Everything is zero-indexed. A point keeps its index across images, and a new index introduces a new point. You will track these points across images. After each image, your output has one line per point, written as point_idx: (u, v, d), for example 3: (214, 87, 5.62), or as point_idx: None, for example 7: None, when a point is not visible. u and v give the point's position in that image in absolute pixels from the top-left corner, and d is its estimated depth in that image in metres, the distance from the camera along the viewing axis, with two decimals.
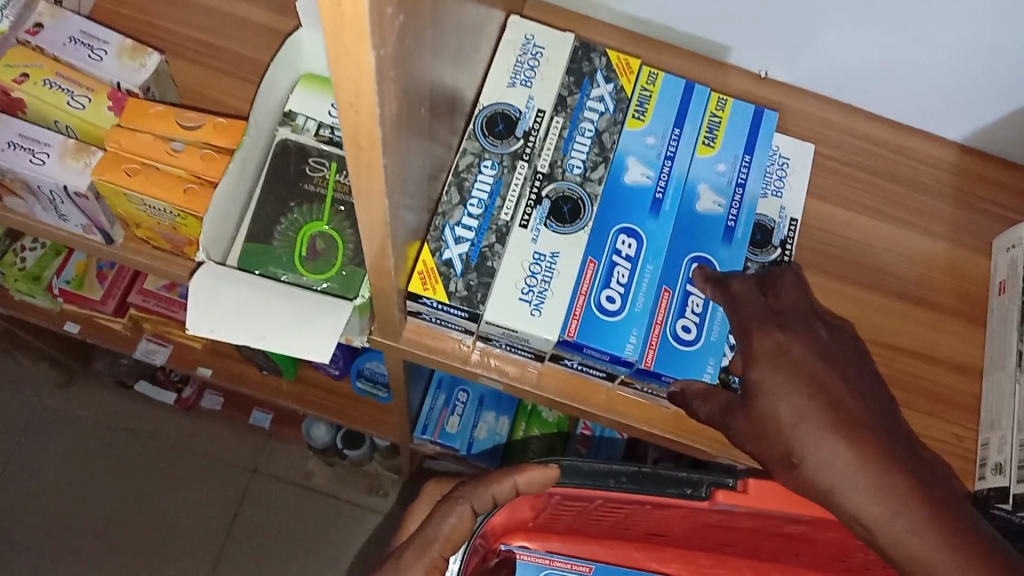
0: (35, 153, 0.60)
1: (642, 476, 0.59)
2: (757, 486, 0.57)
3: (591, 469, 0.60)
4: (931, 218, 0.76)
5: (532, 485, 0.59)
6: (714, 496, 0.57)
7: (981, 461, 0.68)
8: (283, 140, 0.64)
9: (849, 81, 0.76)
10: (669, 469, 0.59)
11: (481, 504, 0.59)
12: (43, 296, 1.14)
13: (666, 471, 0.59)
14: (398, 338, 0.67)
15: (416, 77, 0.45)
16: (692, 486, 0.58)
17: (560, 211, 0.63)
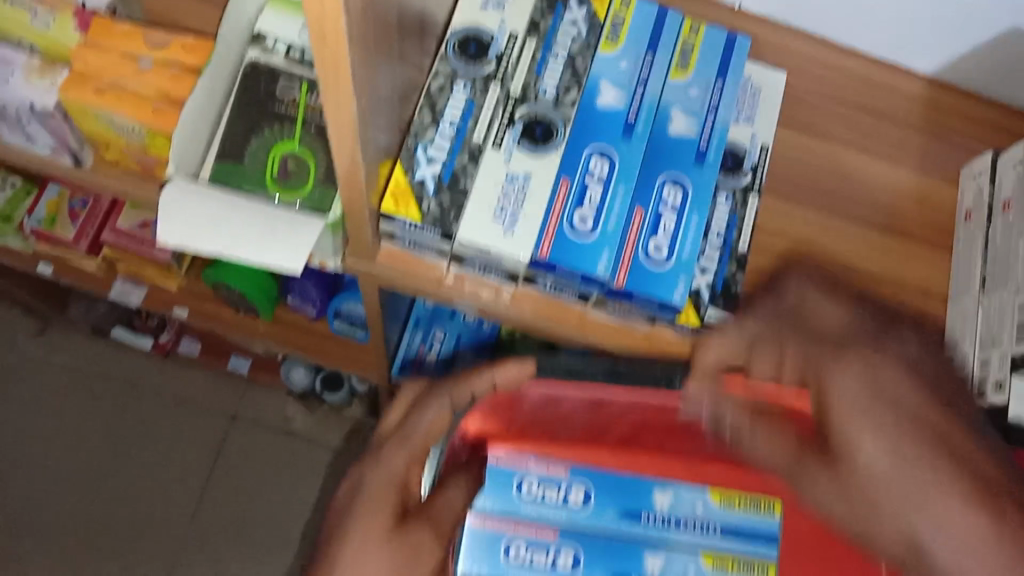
0: (0, 73, 0.59)
1: (616, 371, 0.62)
2: (733, 381, 0.59)
3: (565, 367, 0.63)
4: (901, 148, 0.77)
5: (509, 381, 0.63)
6: (683, 388, 0.60)
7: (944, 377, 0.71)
8: (253, 62, 0.63)
9: (821, 13, 0.75)
10: (642, 365, 0.62)
11: (463, 398, 0.65)
12: (15, 236, 1.15)
13: (639, 367, 0.62)
14: (373, 262, 0.68)
15: None
16: (665, 379, 0.61)
17: (533, 133, 0.63)
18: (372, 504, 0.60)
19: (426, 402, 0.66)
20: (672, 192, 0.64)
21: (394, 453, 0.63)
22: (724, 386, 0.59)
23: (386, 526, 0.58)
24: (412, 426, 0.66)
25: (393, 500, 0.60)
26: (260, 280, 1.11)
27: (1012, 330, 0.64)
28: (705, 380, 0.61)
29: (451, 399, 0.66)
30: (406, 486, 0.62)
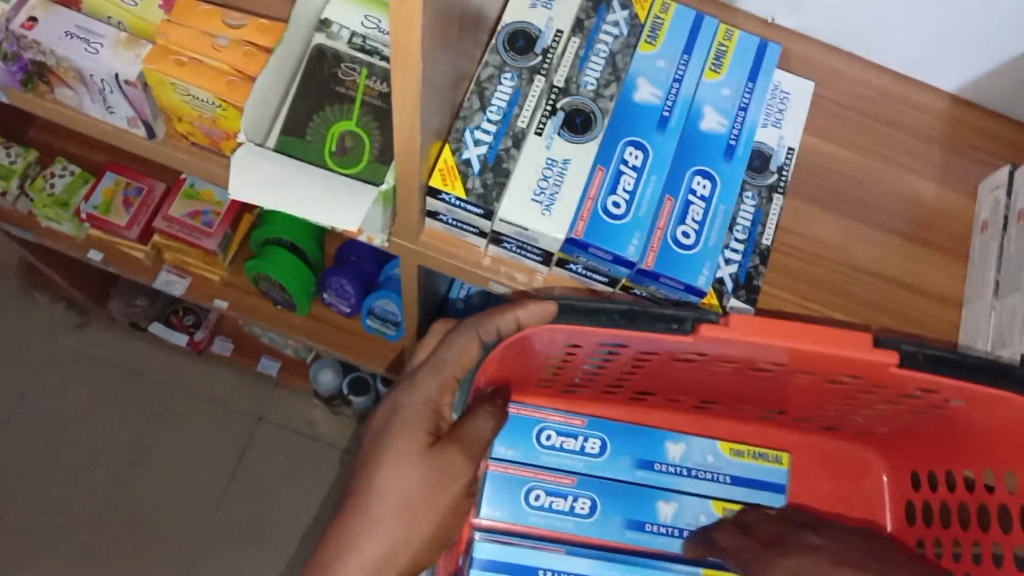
0: (90, 44, 0.65)
1: (633, 313, 0.64)
2: (739, 320, 0.62)
3: (586, 308, 0.64)
4: (922, 161, 0.80)
5: (532, 318, 0.65)
6: (698, 330, 0.63)
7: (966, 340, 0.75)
8: (319, 47, 0.68)
9: (850, 29, 0.80)
10: (658, 306, 0.64)
11: (488, 335, 0.67)
12: (69, 222, 1.19)
13: (654, 308, 0.64)
14: (416, 241, 0.72)
15: None
16: (678, 322, 0.63)
17: (573, 122, 0.67)
18: (407, 428, 0.64)
19: (454, 336, 0.67)
20: (702, 183, 0.68)
21: (426, 380, 0.66)
22: (737, 325, 0.63)
23: (420, 448, 0.63)
24: (442, 356, 0.67)
25: (426, 424, 0.64)
26: (297, 273, 1.14)
27: (1021, 334, 0.67)
28: (715, 320, 0.63)
29: (477, 335, 0.67)
30: (436, 411, 0.66)
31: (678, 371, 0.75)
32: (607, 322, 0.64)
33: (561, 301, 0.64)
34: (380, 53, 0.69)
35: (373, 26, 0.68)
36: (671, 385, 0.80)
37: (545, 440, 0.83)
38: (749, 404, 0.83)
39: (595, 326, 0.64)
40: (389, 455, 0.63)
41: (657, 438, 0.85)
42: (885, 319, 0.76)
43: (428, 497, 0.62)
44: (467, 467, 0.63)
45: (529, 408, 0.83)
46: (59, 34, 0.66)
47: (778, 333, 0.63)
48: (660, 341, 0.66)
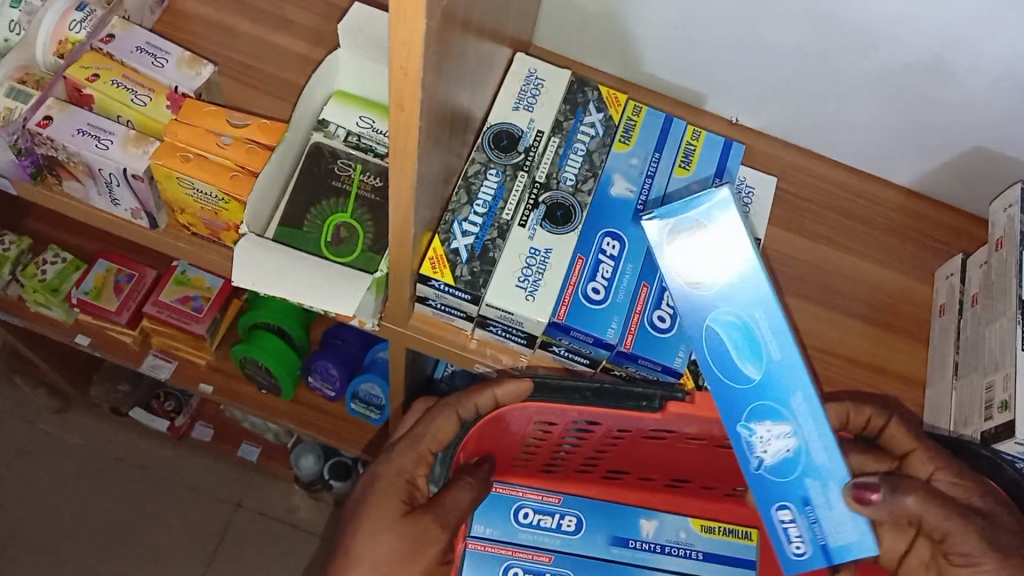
0: (101, 140, 0.69)
1: (604, 390, 0.69)
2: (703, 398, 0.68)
3: (560, 385, 0.70)
4: (882, 250, 0.86)
5: (509, 395, 0.71)
6: (666, 407, 0.69)
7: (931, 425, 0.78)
8: (317, 144, 0.73)
9: (810, 128, 0.86)
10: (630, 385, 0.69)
11: (467, 412, 0.72)
12: (59, 307, 1.21)
13: (624, 386, 0.69)
14: (406, 325, 0.76)
15: (446, 71, 0.54)
16: (647, 400, 0.69)
17: (554, 215, 0.72)
18: (381, 498, 0.67)
19: (435, 412, 0.71)
20: None
21: (401, 453, 0.70)
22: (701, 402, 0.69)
23: (394, 516, 0.66)
24: (420, 431, 0.70)
25: (400, 494, 0.68)
26: (284, 356, 1.17)
27: (979, 413, 0.70)
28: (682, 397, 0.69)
29: (455, 410, 0.71)
30: (410, 483, 0.69)
31: (649, 451, 0.79)
32: (580, 400, 0.70)
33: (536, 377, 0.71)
34: (374, 150, 0.74)
35: (367, 126, 0.74)
36: (645, 464, 0.83)
37: (523, 518, 0.83)
38: (720, 483, 0.84)
39: (568, 403, 0.70)
40: (364, 525, 0.66)
41: (631, 517, 0.85)
42: (854, 399, 0.80)
43: (399, 565, 0.65)
44: (439, 535, 0.66)
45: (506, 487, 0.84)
46: (72, 131, 0.69)
47: None
48: (629, 420, 0.71)
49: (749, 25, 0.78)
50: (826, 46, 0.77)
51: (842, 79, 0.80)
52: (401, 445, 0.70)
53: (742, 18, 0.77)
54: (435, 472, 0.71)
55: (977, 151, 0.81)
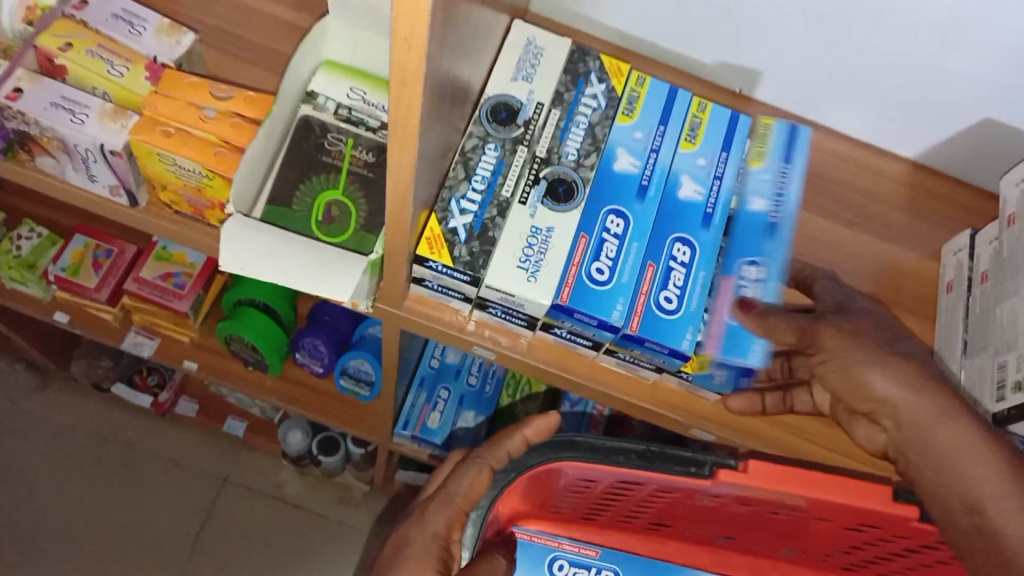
0: (75, 114, 0.65)
1: (650, 454, 0.70)
2: (755, 466, 0.68)
3: (602, 447, 0.70)
4: (886, 225, 0.84)
5: (539, 433, 0.77)
6: (716, 474, 0.68)
7: None
8: (306, 117, 0.70)
9: (815, 99, 0.83)
10: (675, 449, 0.70)
11: (499, 462, 0.76)
12: (35, 284, 1.17)
13: (672, 451, 0.70)
14: (400, 307, 0.72)
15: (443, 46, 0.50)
16: (696, 465, 0.69)
17: (556, 191, 0.69)
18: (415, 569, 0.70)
19: (464, 470, 0.76)
20: (681, 249, 0.69)
21: (435, 516, 0.74)
22: (754, 472, 0.68)
23: None
24: (452, 489, 0.75)
25: (433, 561, 0.71)
26: (271, 334, 1.13)
27: (991, 392, 0.69)
28: (734, 465, 0.68)
29: (488, 466, 0.76)
30: (444, 547, 0.73)
31: (693, 509, 0.81)
32: (625, 462, 0.70)
33: (577, 438, 0.71)
34: (365, 123, 0.70)
35: (359, 98, 0.70)
36: (686, 522, 0.86)
37: (557, 570, 0.91)
38: (763, 540, 0.88)
39: (612, 464, 0.70)
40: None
41: (673, 574, 0.92)
42: None
43: None
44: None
45: (545, 538, 0.91)
46: (43, 105, 0.65)
47: (800, 479, 0.68)
48: (676, 482, 0.71)
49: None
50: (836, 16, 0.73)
51: (848, 50, 0.76)
52: (436, 507, 0.74)
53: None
54: (467, 535, 0.75)
55: (986, 124, 0.79)
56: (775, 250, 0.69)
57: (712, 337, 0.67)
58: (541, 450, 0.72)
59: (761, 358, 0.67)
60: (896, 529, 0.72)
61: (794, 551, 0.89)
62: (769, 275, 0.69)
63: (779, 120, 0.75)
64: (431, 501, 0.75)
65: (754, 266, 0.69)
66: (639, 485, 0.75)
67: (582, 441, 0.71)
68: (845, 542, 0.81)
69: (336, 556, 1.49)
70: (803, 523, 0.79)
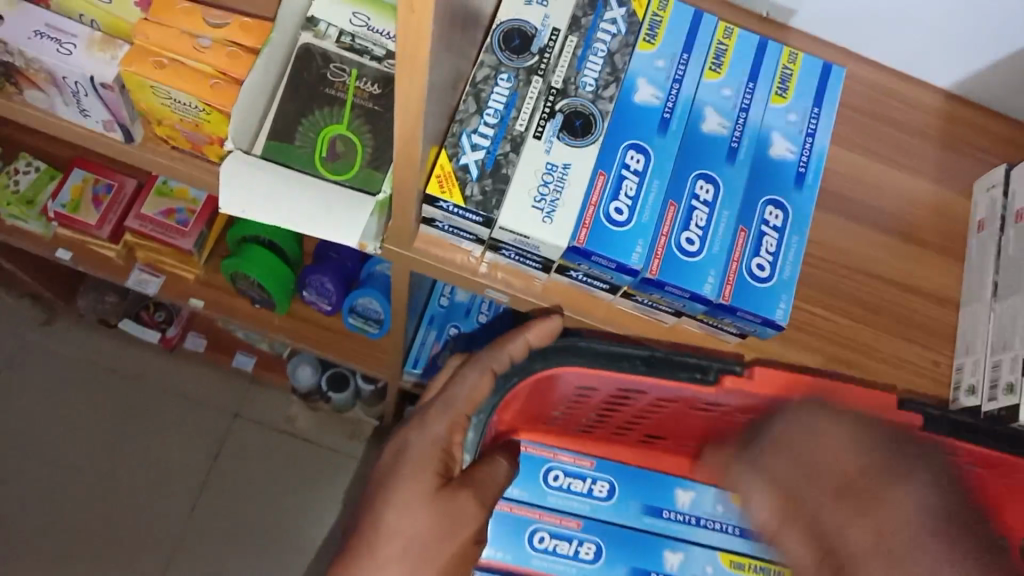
0: (62, 43, 0.61)
1: (656, 359, 0.70)
2: (762, 373, 0.69)
3: (607, 352, 0.70)
4: (919, 159, 0.78)
5: (541, 336, 0.71)
6: (722, 380, 0.70)
7: (956, 375, 0.72)
8: (306, 46, 0.65)
9: (847, 25, 0.77)
10: (682, 355, 0.70)
11: (500, 365, 0.74)
12: (36, 220, 1.15)
13: (677, 356, 0.70)
14: (409, 249, 0.69)
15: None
16: (703, 371, 0.70)
17: (572, 125, 0.65)
18: (416, 470, 0.69)
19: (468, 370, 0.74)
20: (705, 187, 0.66)
21: (435, 418, 0.73)
22: (759, 378, 0.69)
23: (427, 491, 0.69)
24: (454, 394, 0.74)
25: (434, 465, 0.70)
26: (277, 272, 1.11)
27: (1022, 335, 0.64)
28: (740, 372, 0.70)
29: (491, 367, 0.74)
30: (446, 449, 0.72)
31: (688, 423, 0.82)
32: (629, 367, 0.70)
33: (581, 342, 0.71)
34: (369, 53, 0.66)
35: (362, 23, 0.65)
36: (685, 433, 0.85)
37: (552, 480, 0.90)
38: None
39: (618, 370, 0.70)
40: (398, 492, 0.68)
41: (667, 486, 0.91)
42: (878, 316, 0.74)
43: (430, 544, 0.67)
44: (475, 512, 0.69)
45: (543, 449, 0.91)
46: (28, 33, 0.61)
47: (798, 387, 0.69)
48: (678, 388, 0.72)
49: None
50: None
51: None
52: (436, 410, 0.73)
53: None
54: (468, 438, 0.74)
55: None
56: (801, 201, 0.67)
57: (727, 285, 0.63)
58: (545, 354, 0.72)
59: (785, 315, 0.64)
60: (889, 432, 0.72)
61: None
62: (792, 225, 0.67)
63: (807, 59, 0.71)
64: (430, 407, 0.74)
65: (774, 210, 0.67)
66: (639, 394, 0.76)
67: (587, 344, 0.71)
68: None
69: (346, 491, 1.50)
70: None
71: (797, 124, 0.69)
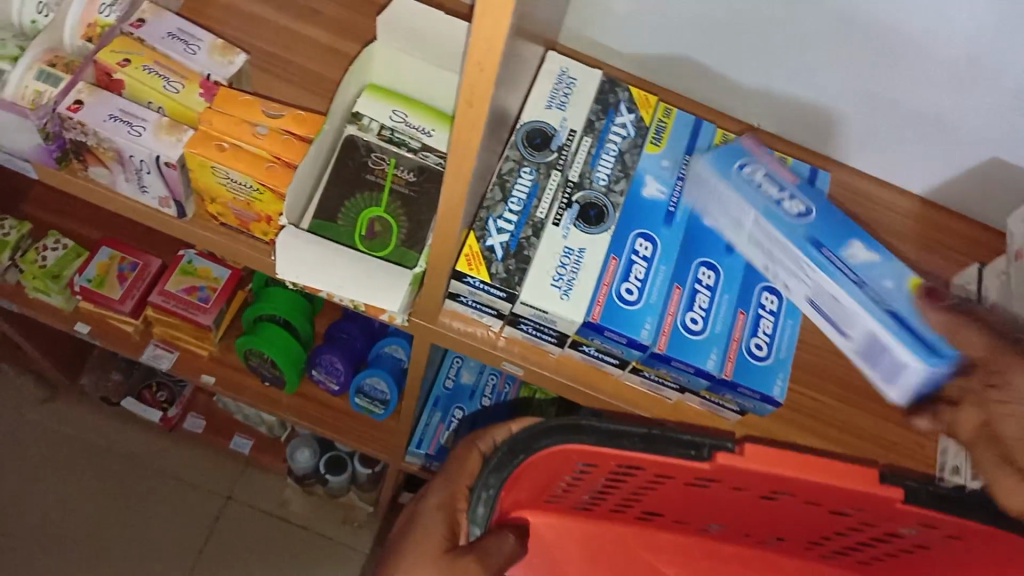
0: (133, 126, 0.68)
1: (651, 437, 0.71)
2: (752, 451, 0.69)
3: (608, 430, 0.71)
4: (898, 257, 0.86)
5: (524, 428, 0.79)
6: (715, 457, 0.69)
7: (941, 463, 0.77)
8: (351, 137, 0.73)
9: (831, 136, 0.86)
10: (677, 432, 0.71)
11: (486, 445, 0.78)
12: (59, 295, 1.19)
13: (672, 434, 0.71)
14: (434, 321, 0.75)
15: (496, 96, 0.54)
16: (696, 448, 0.70)
17: (587, 214, 0.72)
18: (425, 534, 0.69)
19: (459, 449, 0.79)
20: (706, 273, 0.73)
21: (437, 489, 0.75)
22: (750, 455, 0.69)
23: (436, 551, 0.67)
24: (453, 471, 0.77)
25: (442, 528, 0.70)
26: (289, 350, 1.15)
27: None
28: (730, 449, 0.70)
29: (476, 445, 0.78)
30: (450, 513, 0.72)
31: (690, 498, 0.82)
32: (629, 446, 0.71)
33: (582, 421, 0.72)
34: (407, 144, 0.73)
35: (401, 119, 0.74)
36: (681, 510, 0.88)
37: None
38: (756, 530, 0.90)
39: (617, 447, 0.71)
40: (404, 557, 0.67)
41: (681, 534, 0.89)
42: (865, 398, 0.79)
43: None
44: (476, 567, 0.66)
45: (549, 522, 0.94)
46: (103, 116, 0.68)
47: (789, 466, 0.69)
48: (677, 466, 0.72)
49: (796, 44, 0.77)
50: (852, 62, 0.77)
51: (863, 92, 0.79)
52: (438, 483, 0.76)
53: (774, 41, 0.77)
54: (477, 513, 0.74)
55: (994, 164, 0.81)
56: None
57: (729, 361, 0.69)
58: (550, 432, 0.73)
59: (782, 391, 0.70)
60: (882, 512, 0.73)
61: (784, 541, 0.91)
62: (786, 310, 0.73)
63: (797, 163, 0.79)
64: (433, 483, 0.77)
65: (769, 294, 0.73)
66: (641, 470, 0.76)
67: (589, 425, 0.72)
68: (826, 525, 0.82)
69: None
70: (789, 509, 0.80)
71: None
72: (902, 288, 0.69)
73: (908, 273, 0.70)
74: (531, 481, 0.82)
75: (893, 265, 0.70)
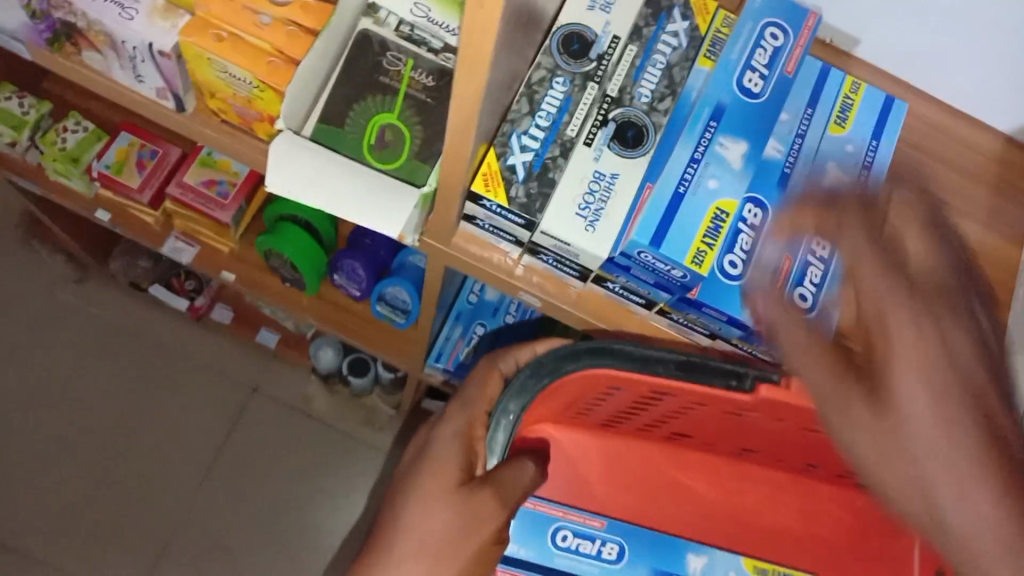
0: (125, 8, 0.62)
1: (691, 364, 0.66)
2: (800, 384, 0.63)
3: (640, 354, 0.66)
4: (972, 202, 0.76)
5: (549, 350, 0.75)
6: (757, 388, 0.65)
7: None
8: (365, 32, 0.65)
9: (914, 60, 0.75)
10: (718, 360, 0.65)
11: (507, 366, 0.73)
12: (78, 180, 1.13)
13: (714, 362, 0.66)
14: (448, 243, 0.69)
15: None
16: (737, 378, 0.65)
17: (624, 135, 0.64)
18: (440, 465, 0.66)
19: (479, 366, 0.74)
20: (755, 211, 0.63)
21: (454, 414, 0.71)
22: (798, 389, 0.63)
23: (450, 485, 0.65)
24: (470, 394, 0.72)
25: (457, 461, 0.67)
26: (310, 253, 1.08)
27: None
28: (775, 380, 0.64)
29: (497, 366, 0.72)
30: (468, 444, 0.69)
31: (723, 422, 0.77)
32: (663, 372, 0.66)
33: (615, 344, 0.67)
34: (427, 43, 0.65)
35: (422, 15, 0.62)
36: (712, 432, 0.82)
37: (561, 540, 0.89)
38: (790, 457, 0.84)
39: (650, 373, 0.66)
40: (415, 490, 0.65)
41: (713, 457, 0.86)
42: None
43: (453, 542, 0.63)
44: (495, 512, 0.65)
45: (573, 437, 0.90)
46: None
47: None
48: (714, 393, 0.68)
49: None
50: None
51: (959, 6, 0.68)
52: (454, 408, 0.71)
53: None
54: (497, 440, 0.70)
55: None
56: None
57: None
58: (577, 355, 0.67)
59: None
60: None
61: (817, 468, 0.85)
62: None
63: (869, 90, 0.70)
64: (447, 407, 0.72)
65: None
66: (674, 395, 0.71)
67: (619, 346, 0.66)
68: None
69: (358, 478, 1.46)
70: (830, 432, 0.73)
71: (853, 158, 0.68)
72: (712, 199, 0.62)
73: (736, 192, 0.63)
74: (554, 402, 0.78)
75: (736, 185, 0.63)
